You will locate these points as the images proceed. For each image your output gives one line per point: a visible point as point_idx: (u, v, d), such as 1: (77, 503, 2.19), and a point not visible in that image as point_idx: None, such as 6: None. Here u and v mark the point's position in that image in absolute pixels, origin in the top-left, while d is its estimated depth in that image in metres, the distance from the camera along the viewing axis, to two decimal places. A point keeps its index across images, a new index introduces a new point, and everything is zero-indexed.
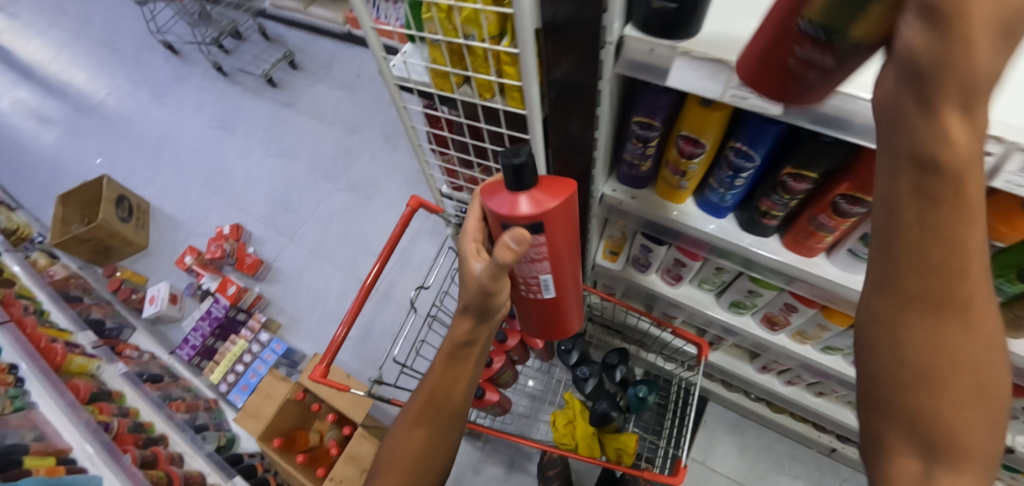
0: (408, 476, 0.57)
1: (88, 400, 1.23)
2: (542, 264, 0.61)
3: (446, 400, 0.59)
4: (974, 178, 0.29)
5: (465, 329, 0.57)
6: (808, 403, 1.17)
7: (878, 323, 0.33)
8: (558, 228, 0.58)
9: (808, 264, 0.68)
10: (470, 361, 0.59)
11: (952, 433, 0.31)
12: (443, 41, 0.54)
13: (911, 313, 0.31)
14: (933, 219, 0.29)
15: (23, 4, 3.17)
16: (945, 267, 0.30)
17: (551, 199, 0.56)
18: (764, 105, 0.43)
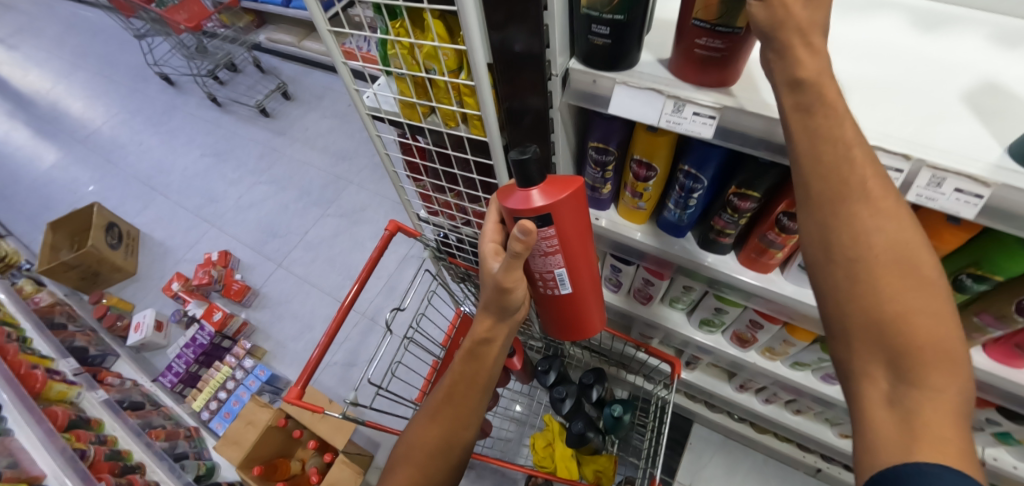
0: (423, 466, 0.58)
1: (66, 427, 1.22)
2: (554, 257, 0.61)
3: (465, 394, 0.61)
4: (846, 119, 0.38)
5: (486, 324, 0.60)
6: (788, 421, 1.18)
7: (814, 250, 0.41)
8: (572, 218, 0.58)
9: (764, 280, 0.70)
10: (489, 358, 0.61)
11: (909, 330, 0.35)
12: (407, 75, 0.58)
13: (832, 231, 0.39)
14: (822, 149, 0.39)
15: (24, 38, 3.26)
16: (845, 186, 0.38)
17: (559, 192, 0.56)
18: (698, 129, 0.47)
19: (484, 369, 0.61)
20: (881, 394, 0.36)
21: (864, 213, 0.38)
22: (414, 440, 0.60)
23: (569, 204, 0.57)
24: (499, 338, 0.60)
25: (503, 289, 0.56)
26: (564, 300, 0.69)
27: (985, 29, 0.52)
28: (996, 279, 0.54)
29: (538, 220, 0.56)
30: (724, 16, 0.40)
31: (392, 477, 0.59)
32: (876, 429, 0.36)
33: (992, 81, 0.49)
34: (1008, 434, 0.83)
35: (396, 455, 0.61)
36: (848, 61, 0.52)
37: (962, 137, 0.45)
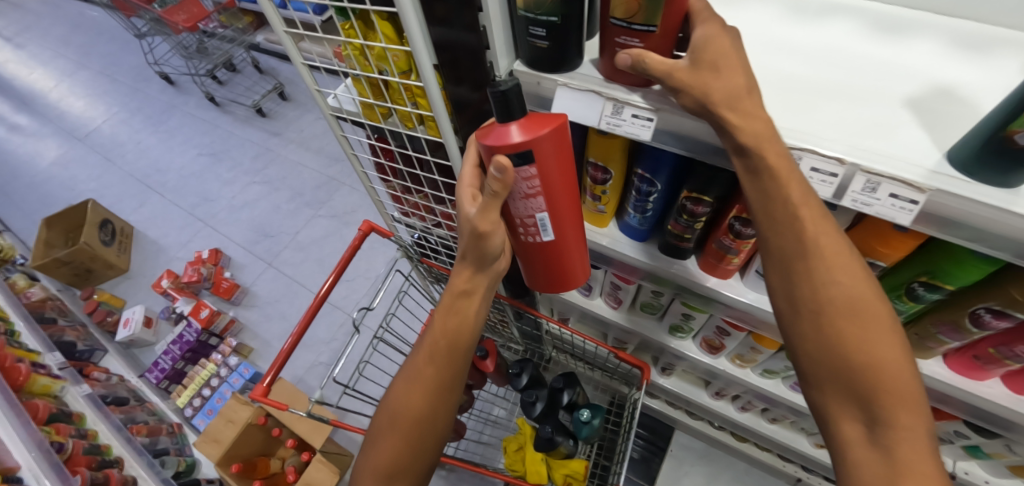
0: (408, 436, 0.59)
1: (46, 421, 1.22)
2: (537, 200, 0.53)
3: (449, 352, 0.60)
4: (794, 184, 0.42)
5: (464, 276, 0.59)
6: (764, 430, 1.17)
7: (783, 299, 0.47)
8: (558, 158, 0.50)
9: (724, 285, 0.70)
10: (469, 311, 0.60)
11: (873, 374, 0.42)
12: (361, 76, 0.60)
13: (794, 285, 0.46)
14: (774, 209, 0.43)
15: (31, 36, 3.32)
16: (803, 244, 0.44)
17: (540, 126, 0.48)
18: (635, 130, 0.46)
19: (464, 323, 0.60)
20: (859, 435, 0.43)
21: (821, 269, 0.44)
22: (397, 404, 0.60)
23: (553, 142, 0.49)
24: (478, 289, 0.60)
25: (479, 236, 0.52)
26: (546, 251, 0.61)
27: (941, 35, 0.49)
28: (948, 290, 0.52)
29: (515, 158, 0.48)
30: (640, 18, 0.40)
31: (381, 443, 0.60)
32: (860, 468, 0.42)
33: (943, 84, 0.47)
34: (977, 448, 0.82)
35: (380, 419, 0.61)
36: (794, 64, 0.50)
37: (903, 143, 0.43)
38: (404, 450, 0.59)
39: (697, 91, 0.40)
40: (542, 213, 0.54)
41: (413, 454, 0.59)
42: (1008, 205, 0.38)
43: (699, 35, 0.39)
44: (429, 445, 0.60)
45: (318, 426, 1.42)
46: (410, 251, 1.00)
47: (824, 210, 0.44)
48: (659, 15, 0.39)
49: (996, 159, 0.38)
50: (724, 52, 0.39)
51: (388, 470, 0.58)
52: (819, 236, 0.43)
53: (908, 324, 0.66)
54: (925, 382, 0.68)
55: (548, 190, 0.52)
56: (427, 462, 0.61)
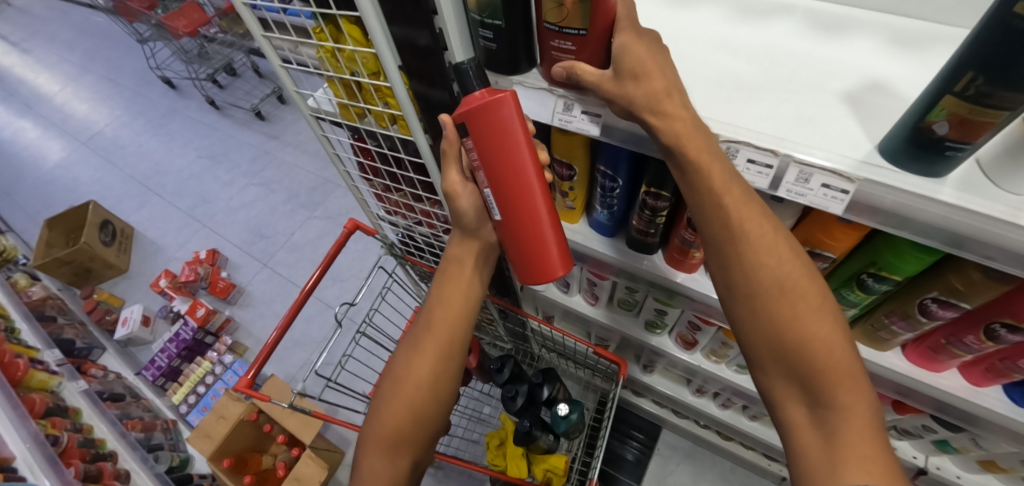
0: (411, 405, 0.62)
1: (42, 414, 1.25)
2: (481, 174, 0.56)
3: (449, 318, 0.65)
4: (716, 171, 0.45)
5: (460, 250, 0.68)
6: (744, 427, 1.19)
7: (723, 286, 0.50)
8: (488, 135, 0.52)
9: (689, 279, 0.72)
10: (463, 275, 0.67)
11: (808, 354, 0.44)
12: (335, 77, 0.64)
13: (729, 272, 0.48)
14: (702, 200, 0.46)
15: (37, 41, 3.39)
16: (731, 232, 0.46)
17: (478, 102, 0.51)
18: (586, 126, 0.51)
19: (461, 287, 0.66)
20: (804, 416, 0.46)
21: (749, 255, 0.46)
22: (400, 373, 0.63)
23: (484, 120, 0.51)
24: (468, 257, 0.67)
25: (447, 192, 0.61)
26: (508, 233, 0.61)
27: (879, 33, 0.52)
28: (894, 281, 0.54)
29: (459, 129, 0.54)
30: (566, 20, 0.44)
31: (384, 414, 0.62)
32: (806, 449, 0.44)
33: (879, 79, 0.49)
34: (945, 442, 0.83)
35: (383, 392, 0.64)
36: (737, 63, 0.53)
37: (835, 135, 0.45)
38: (407, 417, 0.61)
39: (622, 96, 0.44)
40: (485, 189, 0.57)
41: (415, 423, 0.61)
42: (932, 193, 0.41)
43: (617, 44, 0.43)
44: (430, 414, 0.63)
45: (308, 422, 1.44)
46: (395, 249, 1.02)
47: (754, 197, 0.46)
48: (588, 20, 0.43)
49: (919, 150, 0.40)
50: (645, 60, 0.43)
51: (393, 437, 0.60)
52: (744, 223, 0.46)
53: (864, 316, 0.68)
54: (884, 374, 0.70)
55: (483, 166, 0.55)
56: (430, 433, 0.63)
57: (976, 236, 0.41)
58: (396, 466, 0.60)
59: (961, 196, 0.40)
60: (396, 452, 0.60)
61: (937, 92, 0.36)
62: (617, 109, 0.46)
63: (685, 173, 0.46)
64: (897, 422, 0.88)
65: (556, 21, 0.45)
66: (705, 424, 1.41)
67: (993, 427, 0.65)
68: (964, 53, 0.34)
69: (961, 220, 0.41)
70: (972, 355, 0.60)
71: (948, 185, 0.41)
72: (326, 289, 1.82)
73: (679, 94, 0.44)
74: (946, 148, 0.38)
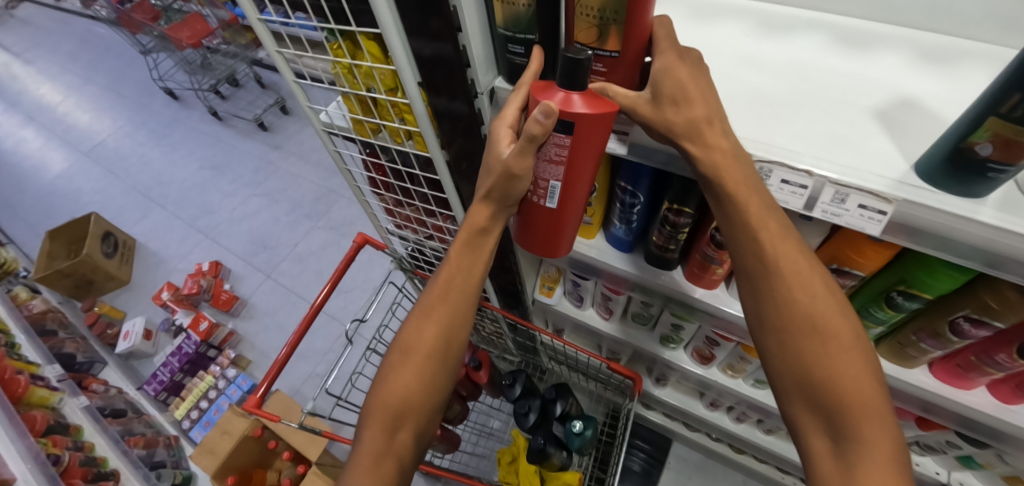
0: (418, 375, 0.60)
1: (43, 433, 1.22)
2: (558, 169, 0.51)
3: (461, 290, 0.62)
4: (753, 202, 0.45)
5: (485, 214, 0.58)
6: (759, 440, 1.17)
7: (751, 314, 0.49)
8: (593, 136, 0.48)
9: (711, 296, 0.70)
10: (485, 247, 0.61)
11: (836, 390, 0.43)
12: (351, 93, 0.64)
13: (758, 304, 0.48)
14: (736, 228, 0.47)
15: (38, 52, 3.39)
16: (768, 265, 0.46)
17: (598, 103, 0.46)
18: (612, 144, 0.53)
19: (478, 257, 0.62)
20: (826, 447, 0.44)
21: (782, 289, 0.46)
22: (409, 343, 0.61)
23: (598, 126, 0.47)
24: (496, 228, 0.60)
25: (511, 176, 0.51)
26: (542, 213, 0.58)
27: (905, 48, 0.51)
28: (926, 299, 0.53)
29: (558, 124, 0.47)
30: (599, 42, 0.46)
31: (390, 384, 0.60)
32: (823, 478, 0.43)
33: (908, 95, 0.48)
34: (970, 458, 0.81)
35: (389, 361, 0.61)
36: (764, 78, 0.52)
37: (871, 154, 0.44)
38: (416, 387, 0.60)
39: (657, 121, 0.45)
40: (558, 182, 0.53)
41: (422, 392, 0.60)
42: (971, 214, 0.40)
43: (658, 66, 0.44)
44: (439, 382, 0.61)
45: (313, 438, 1.40)
46: (405, 263, 1.01)
47: (791, 229, 0.46)
48: (622, 43, 0.45)
49: (959, 171, 0.39)
50: (685, 85, 0.43)
51: (396, 407, 0.58)
52: (780, 260, 0.46)
53: (891, 333, 0.66)
54: (910, 390, 0.68)
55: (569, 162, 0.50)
56: (434, 405, 0.61)
57: (1015, 257, 0.40)
58: (396, 439, 0.58)
59: (1001, 217, 0.39)
60: (400, 421, 0.58)
61: (978, 112, 0.36)
62: (652, 133, 0.47)
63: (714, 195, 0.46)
64: (919, 438, 0.86)
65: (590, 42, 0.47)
66: (717, 437, 1.39)
67: (1022, 444, 0.63)
68: (1009, 74, 0.33)
69: (1003, 240, 0.39)
70: (1003, 373, 0.58)
71: (988, 205, 0.40)
72: (332, 301, 1.80)
73: (719, 120, 0.44)
74: (987, 169, 0.37)
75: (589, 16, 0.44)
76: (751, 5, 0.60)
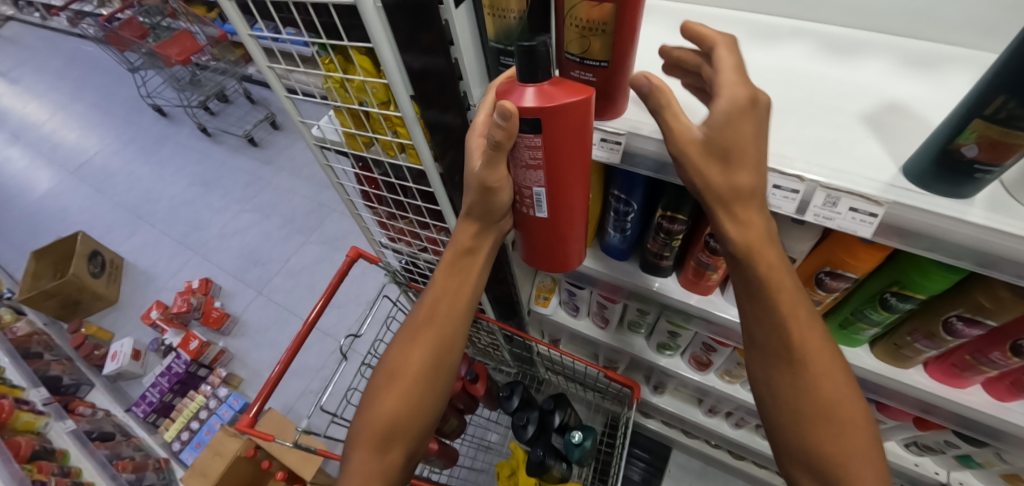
0: (406, 399, 0.58)
1: (28, 459, 1.19)
2: (536, 172, 0.51)
3: (450, 311, 0.62)
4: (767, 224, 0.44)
5: (469, 234, 0.60)
6: (759, 446, 1.16)
7: (761, 389, 0.49)
8: (563, 132, 0.47)
9: (708, 303, 0.70)
10: (474, 268, 0.62)
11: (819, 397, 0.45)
12: (342, 107, 0.64)
13: (776, 385, 0.47)
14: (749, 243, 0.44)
15: (25, 70, 3.37)
16: (791, 351, 0.46)
17: (563, 95, 0.45)
18: (605, 154, 0.53)
19: (466, 278, 0.62)
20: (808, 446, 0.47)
21: (808, 381, 0.45)
22: (397, 364, 0.60)
23: (566, 119, 0.46)
24: (482, 247, 0.61)
25: (487, 188, 0.52)
26: (544, 225, 0.58)
27: (890, 54, 0.52)
28: (919, 300, 0.54)
29: (524, 124, 0.46)
30: (587, 52, 0.47)
31: (377, 406, 0.58)
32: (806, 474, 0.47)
33: (896, 100, 0.49)
34: (968, 457, 0.81)
35: (376, 384, 0.60)
36: (754, 86, 0.53)
37: (861, 159, 0.45)
38: (404, 410, 0.58)
39: None
40: (538, 187, 0.52)
41: (410, 415, 0.58)
42: (961, 214, 0.40)
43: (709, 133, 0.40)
44: (427, 405, 0.60)
45: (308, 456, 1.38)
46: (398, 277, 1.00)
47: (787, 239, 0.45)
48: (610, 53, 0.46)
49: (948, 172, 0.39)
50: None
51: (384, 428, 0.57)
52: (806, 349, 0.46)
53: (886, 334, 0.67)
54: (907, 391, 0.68)
55: (545, 163, 0.49)
56: (427, 424, 0.61)
57: (1006, 257, 0.40)
58: (386, 459, 0.57)
59: (991, 217, 0.40)
60: (388, 446, 0.57)
61: (964, 116, 0.36)
62: None
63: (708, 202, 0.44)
64: (917, 439, 0.86)
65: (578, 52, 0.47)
66: (716, 443, 1.38)
67: (1018, 442, 0.63)
68: (992, 77, 0.34)
69: (996, 241, 0.40)
70: (997, 371, 0.58)
71: (977, 206, 0.41)
72: (325, 316, 1.78)
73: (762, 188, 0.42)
74: (974, 170, 0.38)
75: (578, 26, 0.45)
76: (738, 16, 0.61)
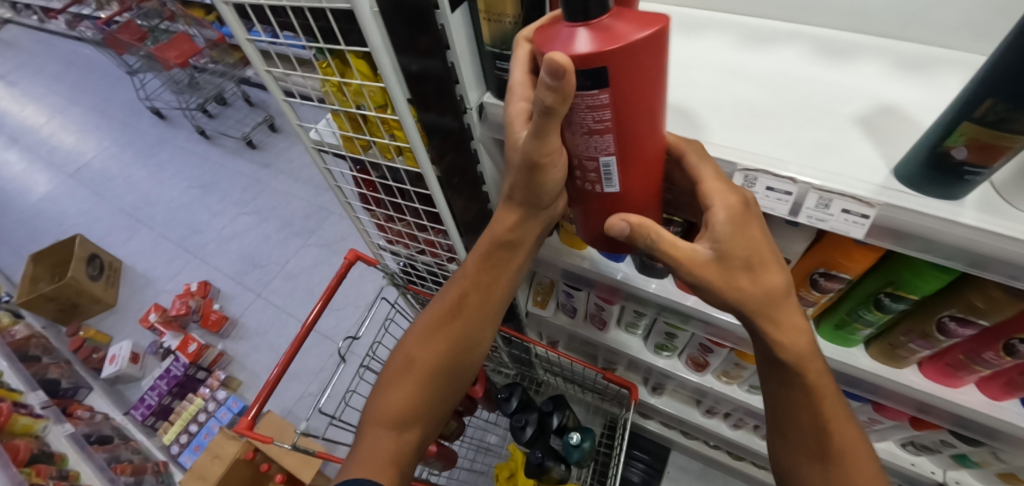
0: (420, 387, 0.62)
1: (27, 462, 1.19)
2: (604, 139, 0.42)
3: (475, 306, 0.64)
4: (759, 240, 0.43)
5: (511, 222, 0.56)
6: (758, 446, 1.16)
7: (791, 475, 0.55)
8: (633, 81, 0.38)
9: (703, 304, 0.71)
10: (510, 261, 0.61)
11: (818, 406, 0.51)
12: (340, 111, 0.64)
13: (809, 476, 0.53)
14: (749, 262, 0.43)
15: (23, 73, 3.37)
16: (825, 450, 0.52)
17: (629, 31, 0.36)
18: None
19: (496, 275, 0.63)
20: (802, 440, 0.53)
21: (841, 476, 0.51)
22: (415, 353, 0.63)
23: (637, 58, 0.37)
24: (525, 240, 0.58)
25: (535, 167, 0.45)
26: (612, 206, 0.50)
27: (882, 57, 0.53)
28: (912, 300, 0.54)
29: (582, 77, 0.37)
30: None
31: (393, 391, 0.62)
32: (804, 464, 0.54)
33: (888, 102, 0.50)
34: (965, 456, 0.81)
35: (393, 369, 0.63)
36: (748, 90, 0.54)
37: (853, 160, 0.45)
38: (417, 397, 0.62)
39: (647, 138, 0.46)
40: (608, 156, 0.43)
41: (423, 402, 0.62)
42: (953, 216, 0.41)
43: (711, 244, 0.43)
44: (439, 393, 0.64)
45: (307, 459, 1.38)
46: (396, 279, 1.00)
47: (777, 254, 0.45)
48: None
49: (939, 174, 0.40)
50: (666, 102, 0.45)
51: (401, 409, 0.60)
52: (840, 449, 0.51)
53: (881, 334, 0.67)
54: (902, 391, 0.68)
55: (615, 124, 0.41)
56: (439, 407, 0.65)
57: (998, 257, 0.41)
58: (403, 439, 0.60)
59: (982, 218, 0.40)
60: (402, 430, 0.60)
61: (953, 118, 0.37)
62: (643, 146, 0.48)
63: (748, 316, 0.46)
64: (914, 438, 0.87)
65: None
66: (715, 444, 1.38)
67: (1014, 440, 0.64)
68: (980, 80, 0.34)
69: (987, 242, 0.40)
70: (991, 371, 0.58)
71: (968, 207, 0.41)
72: (323, 319, 1.78)
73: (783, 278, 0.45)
74: (964, 172, 0.38)
75: None
76: (732, 19, 0.62)
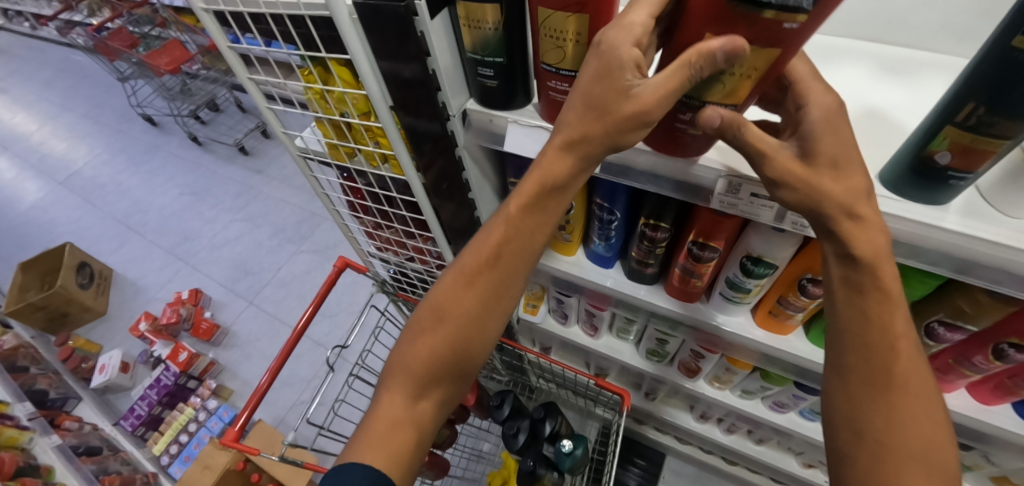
0: (444, 346, 0.57)
1: (12, 475, 1.17)
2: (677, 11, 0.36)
3: (511, 257, 0.55)
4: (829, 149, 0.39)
5: (559, 161, 0.47)
6: (750, 451, 1.16)
7: (841, 424, 0.44)
8: None
9: (692, 309, 0.70)
10: (557, 203, 0.52)
11: (892, 344, 0.42)
12: (324, 118, 0.64)
13: (869, 420, 0.42)
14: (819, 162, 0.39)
15: (15, 80, 3.35)
16: (892, 379, 0.42)
17: None
18: None
19: (537, 217, 0.53)
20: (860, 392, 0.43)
21: (907, 411, 0.41)
22: (442, 306, 0.58)
23: None
24: (574, 182, 0.49)
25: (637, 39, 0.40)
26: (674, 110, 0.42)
27: (866, 61, 0.53)
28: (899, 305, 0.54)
29: None
30: (562, 63, 0.47)
31: (418, 345, 0.58)
32: (868, 416, 0.42)
33: (873, 106, 0.49)
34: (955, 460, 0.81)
35: (418, 322, 0.59)
36: None
37: None
38: (442, 355, 0.58)
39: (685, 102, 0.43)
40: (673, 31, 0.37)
41: (446, 363, 0.58)
42: (937, 221, 0.40)
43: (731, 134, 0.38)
44: (466, 356, 0.59)
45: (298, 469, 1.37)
46: (387, 286, 0.99)
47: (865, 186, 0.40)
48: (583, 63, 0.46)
49: (924, 179, 0.39)
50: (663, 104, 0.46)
51: (420, 376, 0.57)
52: (903, 380, 0.42)
53: None
54: None
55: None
56: (460, 376, 0.60)
57: (983, 262, 0.41)
58: (418, 407, 0.58)
59: (966, 223, 0.40)
60: (422, 390, 0.58)
61: (936, 122, 0.36)
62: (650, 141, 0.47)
63: (831, 218, 0.40)
64: None
65: (556, 63, 0.47)
66: (709, 448, 1.37)
67: (1004, 444, 0.63)
68: (965, 82, 0.33)
69: (972, 247, 0.40)
70: (980, 375, 0.58)
71: (952, 212, 0.41)
72: (316, 326, 1.76)
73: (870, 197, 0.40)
74: (948, 177, 0.38)
75: (554, 37, 0.44)
76: None
